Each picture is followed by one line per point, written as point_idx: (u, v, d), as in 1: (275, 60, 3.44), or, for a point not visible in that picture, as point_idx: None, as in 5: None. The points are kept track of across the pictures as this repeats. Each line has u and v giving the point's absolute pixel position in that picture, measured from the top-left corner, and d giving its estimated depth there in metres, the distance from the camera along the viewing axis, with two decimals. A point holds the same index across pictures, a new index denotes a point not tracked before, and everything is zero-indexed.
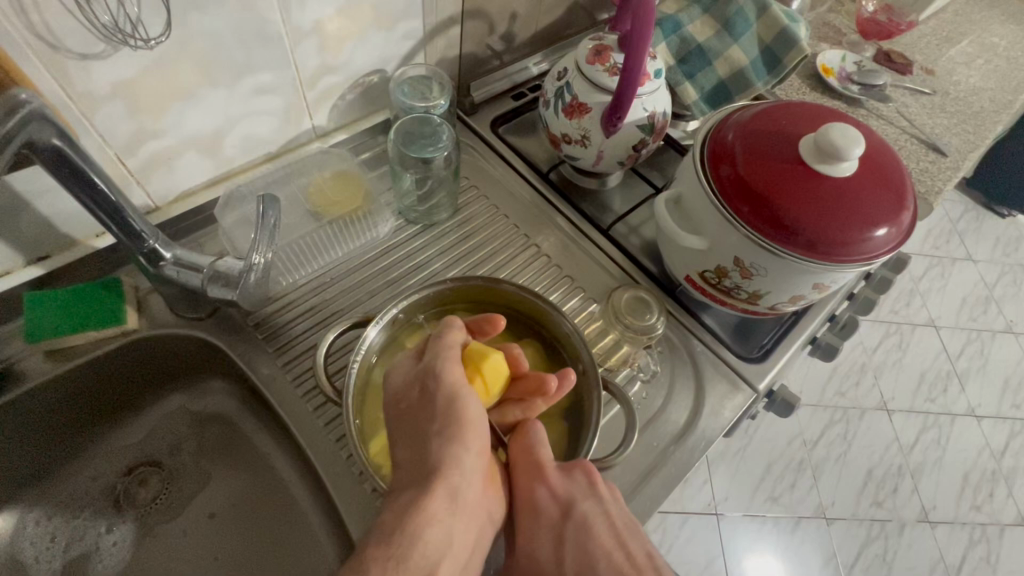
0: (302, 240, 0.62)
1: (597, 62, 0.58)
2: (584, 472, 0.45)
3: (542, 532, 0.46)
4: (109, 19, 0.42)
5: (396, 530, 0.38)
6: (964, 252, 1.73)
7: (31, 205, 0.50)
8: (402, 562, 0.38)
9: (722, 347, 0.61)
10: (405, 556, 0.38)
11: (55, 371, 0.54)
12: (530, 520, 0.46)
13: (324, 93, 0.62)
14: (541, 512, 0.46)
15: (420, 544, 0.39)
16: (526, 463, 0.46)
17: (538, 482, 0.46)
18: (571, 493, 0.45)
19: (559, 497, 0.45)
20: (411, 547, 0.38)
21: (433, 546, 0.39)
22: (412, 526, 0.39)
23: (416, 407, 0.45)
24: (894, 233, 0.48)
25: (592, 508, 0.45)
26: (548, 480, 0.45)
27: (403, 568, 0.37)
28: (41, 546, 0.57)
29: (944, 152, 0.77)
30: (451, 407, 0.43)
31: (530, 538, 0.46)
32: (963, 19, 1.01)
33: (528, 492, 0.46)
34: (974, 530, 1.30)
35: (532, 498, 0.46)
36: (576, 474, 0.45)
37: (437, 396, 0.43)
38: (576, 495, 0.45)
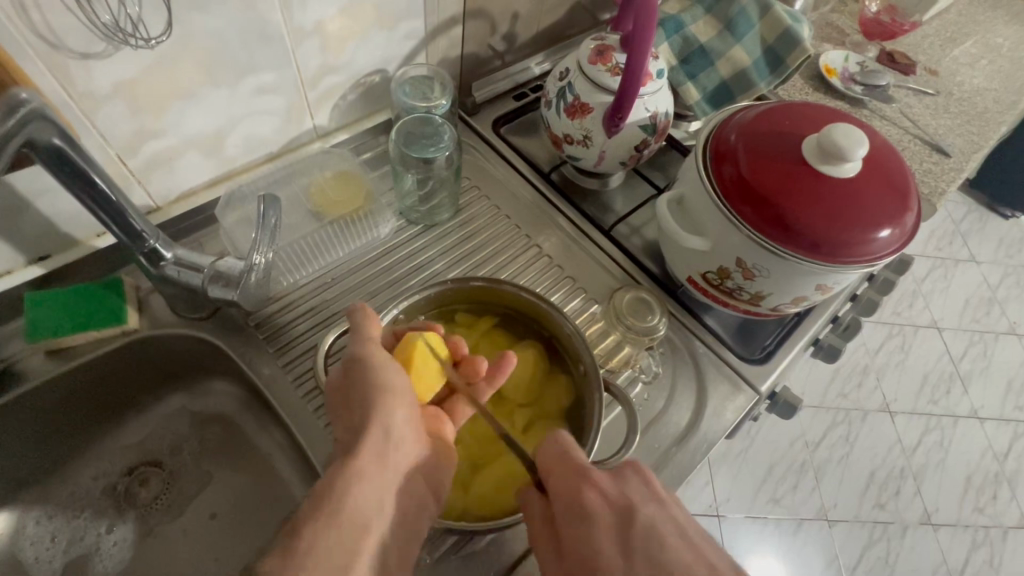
0: (303, 240, 0.61)
1: (599, 63, 0.58)
2: (636, 471, 0.42)
3: (600, 543, 0.38)
4: (109, 18, 0.42)
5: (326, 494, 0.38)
6: (967, 253, 1.72)
7: (31, 204, 0.50)
8: (334, 518, 0.37)
9: (725, 349, 0.61)
10: (336, 513, 0.38)
11: (56, 370, 0.54)
12: (583, 532, 0.39)
13: (326, 93, 0.62)
14: (594, 518, 0.39)
15: (349, 500, 0.39)
16: (561, 465, 0.42)
17: (586, 484, 0.40)
18: (629, 496, 0.40)
19: (613, 500, 0.40)
20: (343, 501, 0.38)
21: (364, 504, 0.39)
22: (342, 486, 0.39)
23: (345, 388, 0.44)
24: (898, 234, 0.48)
25: (653, 513, 0.39)
26: (596, 479, 0.41)
27: (335, 523, 0.37)
28: (41, 547, 0.57)
29: (948, 153, 0.76)
30: (378, 380, 0.44)
31: (585, 556, 0.38)
32: (967, 19, 1.01)
33: (577, 499, 0.40)
34: (978, 532, 1.30)
35: (584, 503, 0.40)
36: (635, 478, 0.41)
37: (366, 375, 0.44)
38: (635, 498, 0.40)
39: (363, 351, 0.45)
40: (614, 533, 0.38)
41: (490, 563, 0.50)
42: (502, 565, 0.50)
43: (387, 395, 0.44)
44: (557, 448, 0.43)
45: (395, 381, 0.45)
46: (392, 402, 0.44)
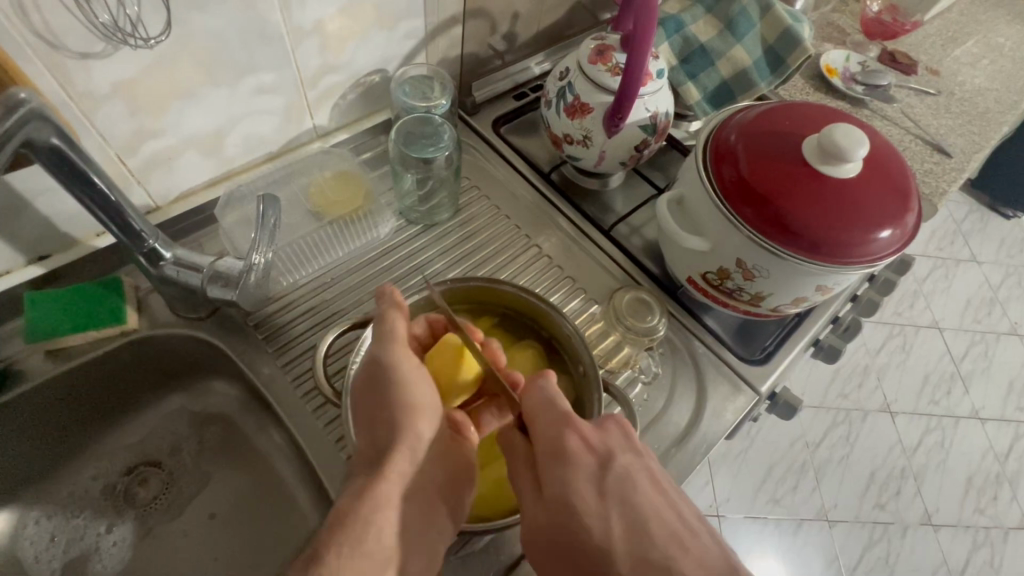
0: (302, 240, 0.61)
1: (599, 62, 0.58)
2: (616, 422, 0.44)
3: (580, 485, 0.40)
4: (108, 18, 0.42)
5: (349, 518, 0.40)
6: (968, 253, 1.72)
7: (31, 204, 0.50)
8: (358, 545, 0.39)
9: (725, 349, 0.60)
10: (362, 542, 0.39)
11: (55, 370, 0.54)
12: (559, 469, 0.41)
13: (325, 92, 0.62)
14: (571, 459, 0.41)
15: (374, 526, 0.40)
16: (548, 412, 0.43)
17: (569, 429, 0.42)
18: (608, 445, 0.43)
19: (595, 447, 0.42)
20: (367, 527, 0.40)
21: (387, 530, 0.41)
22: (367, 511, 0.40)
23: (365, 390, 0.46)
24: (898, 234, 0.48)
25: (629, 461, 0.42)
26: (580, 427, 0.42)
27: (359, 551, 0.39)
28: (40, 546, 0.57)
29: (949, 153, 0.76)
30: (406, 400, 0.45)
31: (563, 492, 0.40)
32: (969, 19, 1.01)
33: (558, 439, 0.42)
34: (978, 533, 1.30)
35: (563, 444, 0.41)
36: (610, 427, 0.44)
37: (388, 384, 0.45)
38: (613, 447, 0.43)
39: (393, 355, 0.46)
40: (593, 476, 0.41)
41: (490, 563, 0.49)
42: (502, 565, 0.50)
43: (411, 413, 0.45)
44: (546, 398, 0.44)
45: (418, 397, 0.46)
46: (416, 424, 0.45)
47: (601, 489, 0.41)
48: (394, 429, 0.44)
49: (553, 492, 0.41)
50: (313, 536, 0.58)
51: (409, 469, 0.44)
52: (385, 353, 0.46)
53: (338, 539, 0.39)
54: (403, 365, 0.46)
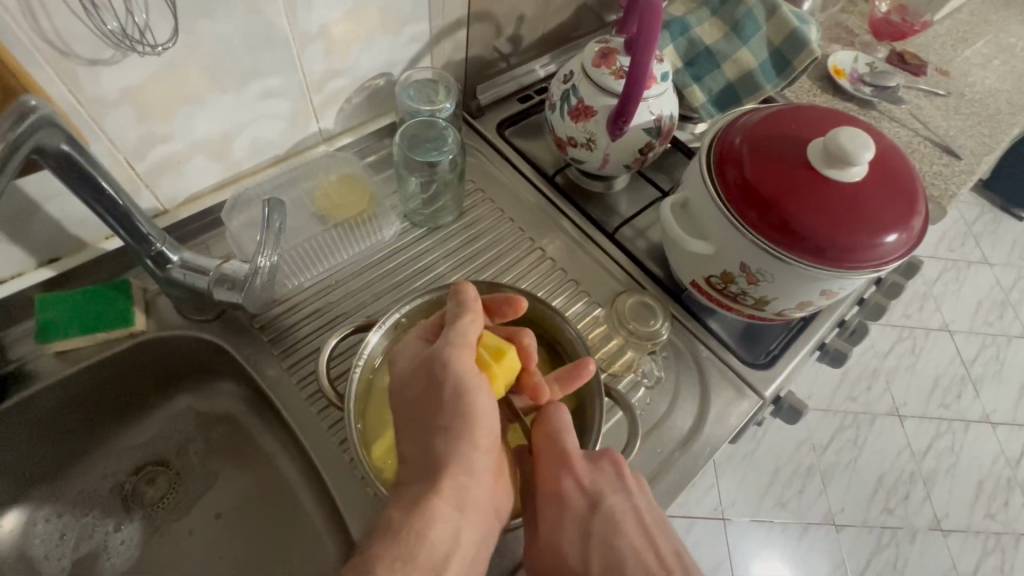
0: (309, 242, 0.62)
1: (603, 65, 0.58)
2: (612, 463, 0.46)
3: (566, 525, 0.45)
4: (116, 25, 0.43)
5: (401, 532, 0.40)
6: (980, 255, 1.70)
7: (42, 208, 0.51)
8: (408, 562, 0.39)
9: (729, 353, 0.60)
10: (413, 556, 0.39)
11: (65, 371, 0.54)
12: (554, 510, 0.46)
13: (331, 96, 0.62)
14: (566, 503, 0.45)
15: (426, 544, 0.40)
16: (550, 450, 0.45)
17: (566, 472, 0.45)
18: (600, 485, 0.45)
19: (588, 489, 0.45)
20: (416, 546, 0.40)
21: (439, 546, 0.40)
22: (418, 523, 0.40)
23: (422, 396, 0.45)
24: (904, 239, 0.48)
25: (614, 500, 0.45)
26: (574, 471, 0.45)
27: (409, 568, 0.39)
28: (51, 545, 0.58)
29: (958, 156, 0.75)
30: (463, 407, 0.43)
31: (554, 529, 0.45)
32: (980, 19, 0.99)
33: (554, 482, 0.45)
34: (988, 539, 1.28)
35: (558, 488, 0.45)
36: (605, 465, 0.46)
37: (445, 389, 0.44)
38: (604, 487, 0.45)
39: (461, 363, 0.44)
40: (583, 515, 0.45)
41: (493, 564, 0.50)
42: (504, 569, 0.50)
43: (467, 420, 0.43)
44: (551, 430, 0.46)
45: (480, 404, 0.44)
46: (475, 435, 0.43)
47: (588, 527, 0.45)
48: (449, 436, 0.43)
49: (547, 528, 0.46)
50: (318, 538, 0.58)
51: (466, 479, 0.43)
52: (450, 357, 0.44)
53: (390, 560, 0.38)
54: (473, 380, 0.44)
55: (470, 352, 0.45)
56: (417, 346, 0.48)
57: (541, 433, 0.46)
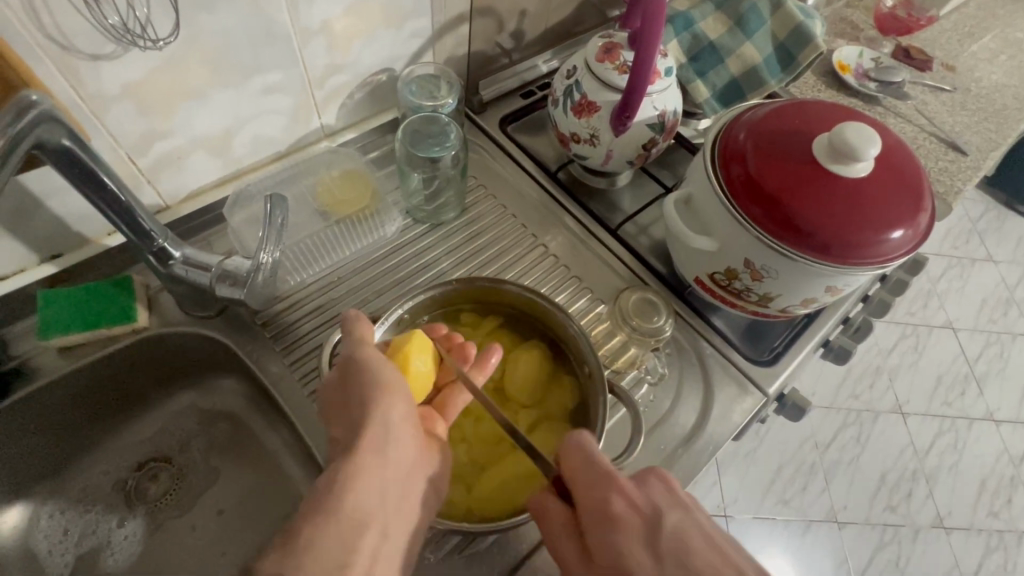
0: (310, 239, 0.62)
1: (607, 60, 0.58)
2: (660, 479, 0.42)
3: (628, 545, 0.38)
4: (117, 19, 0.42)
5: (323, 493, 0.39)
6: (985, 252, 1.69)
7: (44, 204, 0.51)
8: (332, 516, 0.38)
9: (732, 350, 0.60)
10: (333, 509, 0.38)
11: (68, 368, 0.54)
12: (606, 533, 0.39)
13: (333, 92, 0.62)
14: (620, 522, 0.39)
15: (348, 500, 0.39)
16: (585, 469, 0.41)
17: (612, 487, 0.41)
18: (653, 502, 0.41)
19: (640, 505, 0.40)
20: (339, 503, 0.38)
21: (363, 504, 0.39)
22: (340, 484, 0.39)
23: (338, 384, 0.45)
24: (910, 235, 0.47)
25: (674, 514, 0.40)
26: (623, 485, 0.41)
27: (332, 522, 0.37)
28: (54, 540, 0.58)
29: (964, 152, 0.75)
30: (373, 373, 0.43)
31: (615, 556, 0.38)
32: (986, 13, 0.99)
33: (601, 505, 0.40)
34: (991, 537, 1.28)
35: (607, 508, 0.40)
36: (650, 478, 0.42)
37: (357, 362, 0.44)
38: (660, 505, 0.40)
39: (367, 354, 0.44)
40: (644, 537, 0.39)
41: (495, 562, 0.50)
42: (506, 566, 0.50)
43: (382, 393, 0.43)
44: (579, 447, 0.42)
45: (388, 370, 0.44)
46: (392, 408, 0.43)
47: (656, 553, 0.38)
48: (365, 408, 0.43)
49: (605, 556, 0.39)
50: None
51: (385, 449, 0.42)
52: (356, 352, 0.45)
53: (311, 524, 0.37)
54: (378, 365, 0.44)
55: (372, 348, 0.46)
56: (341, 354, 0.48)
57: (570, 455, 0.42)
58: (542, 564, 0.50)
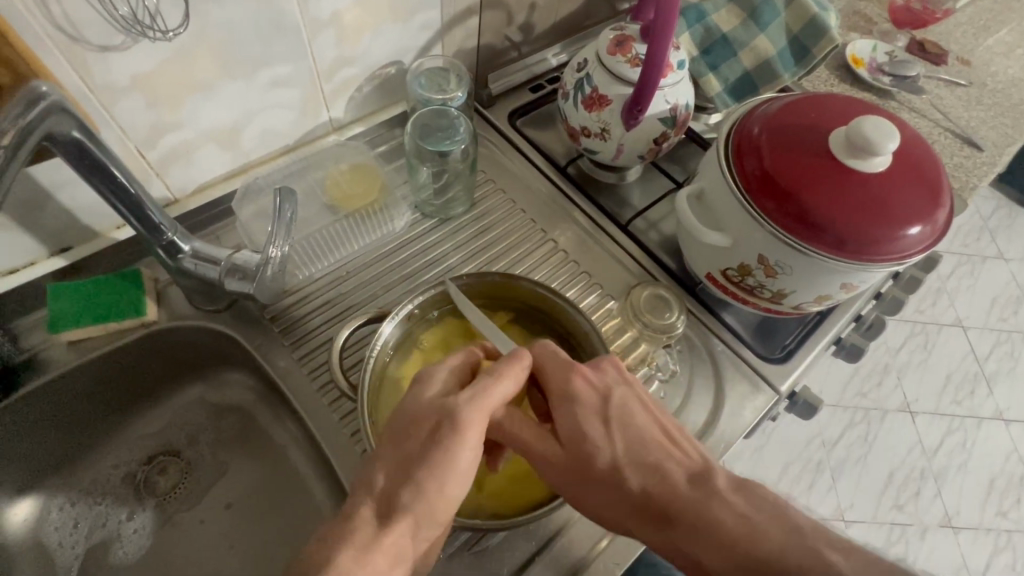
0: (322, 232, 0.62)
1: (618, 53, 0.57)
2: (613, 365, 0.47)
3: (585, 417, 0.44)
4: (127, 10, 0.42)
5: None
6: (996, 250, 1.68)
7: (53, 197, 0.51)
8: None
9: (743, 346, 0.59)
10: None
11: (77, 361, 0.54)
12: (567, 408, 0.45)
13: (342, 85, 0.62)
14: (577, 397, 0.45)
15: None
16: (556, 365, 0.46)
17: (573, 372, 0.46)
18: (606, 383, 0.46)
19: (597, 384, 0.46)
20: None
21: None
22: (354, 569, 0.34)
23: (423, 442, 0.40)
24: (928, 232, 0.47)
25: (626, 396, 0.46)
26: (583, 369, 0.46)
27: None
28: (64, 532, 0.58)
29: (980, 147, 0.74)
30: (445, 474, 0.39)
31: (574, 427, 0.44)
32: (1003, 6, 0.97)
33: (564, 382, 0.45)
34: (999, 536, 1.27)
35: (568, 387, 0.45)
36: (606, 368, 0.47)
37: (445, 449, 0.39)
38: (611, 384, 0.46)
39: (459, 451, 0.40)
40: (598, 411, 0.45)
41: (503, 560, 0.49)
42: (514, 564, 0.49)
43: (440, 487, 0.39)
44: (561, 361, 0.46)
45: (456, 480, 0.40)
46: (437, 509, 0.39)
47: (605, 421, 0.45)
48: (418, 493, 0.38)
49: (567, 425, 0.45)
50: None
51: (409, 545, 0.38)
52: (467, 423, 0.40)
53: None
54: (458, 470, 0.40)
55: (484, 423, 0.41)
56: (445, 388, 0.43)
57: (541, 354, 0.47)
58: (552, 561, 0.50)
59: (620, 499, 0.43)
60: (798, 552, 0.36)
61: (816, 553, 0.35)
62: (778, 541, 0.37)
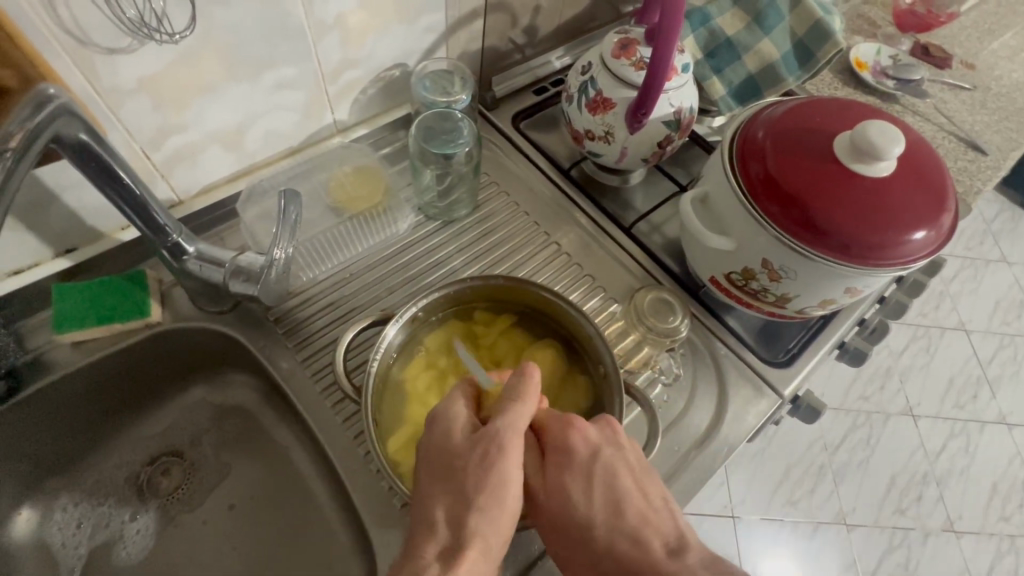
0: (325, 235, 0.62)
1: (623, 57, 0.57)
2: (608, 424, 0.45)
3: (569, 475, 0.44)
4: (134, 13, 0.42)
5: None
6: (999, 254, 1.67)
7: (59, 198, 0.51)
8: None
9: (745, 350, 0.59)
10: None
11: (83, 361, 0.54)
12: (556, 463, 0.44)
13: (346, 87, 0.62)
14: (568, 452, 0.44)
15: None
16: (555, 419, 0.45)
17: (568, 429, 0.44)
18: (600, 441, 0.44)
19: (588, 443, 0.44)
20: None
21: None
22: None
23: (478, 472, 0.40)
24: (933, 237, 0.46)
25: (617, 458, 0.44)
26: (579, 426, 0.44)
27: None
28: (68, 533, 0.58)
29: (984, 151, 0.74)
30: (501, 499, 0.40)
31: (559, 483, 0.44)
32: (1007, 10, 0.97)
33: (558, 437, 0.45)
34: (1001, 541, 1.27)
35: (561, 442, 0.44)
36: (604, 428, 0.45)
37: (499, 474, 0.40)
38: (602, 444, 0.44)
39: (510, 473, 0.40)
40: (585, 471, 0.43)
41: (506, 562, 0.49)
42: (517, 567, 0.49)
43: (501, 504, 0.40)
44: (561, 417, 0.45)
45: (513, 494, 0.40)
46: (505, 527, 0.39)
47: (590, 480, 0.43)
48: (482, 516, 0.39)
49: (553, 480, 0.44)
50: (331, 537, 0.58)
51: (484, 565, 0.38)
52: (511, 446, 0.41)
53: None
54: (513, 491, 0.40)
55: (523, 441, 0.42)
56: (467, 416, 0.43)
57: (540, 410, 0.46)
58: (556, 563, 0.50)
59: (588, 559, 0.43)
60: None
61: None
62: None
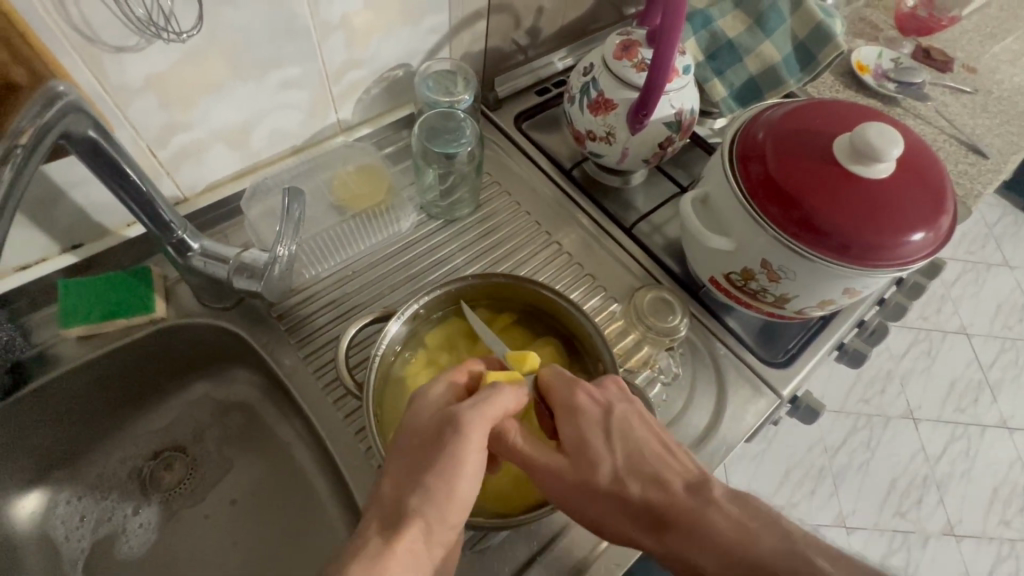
0: (328, 232, 0.62)
1: (625, 58, 0.58)
2: (615, 384, 0.46)
3: (585, 431, 0.44)
4: (143, 12, 0.43)
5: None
6: (1000, 258, 1.67)
7: (67, 195, 0.51)
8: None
9: (746, 350, 0.60)
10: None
11: (88, 356, 0.55)
12: (567, 422, 0.44)
13: (349, 87, 0.62)
14: (579, 411, 0.44)
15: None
16: (558, 387, 0.46)
17: (576, 389, 0.45)
18: (608, 398, 0.45)
19: (599, 400, 0.45)
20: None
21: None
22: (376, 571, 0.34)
23: (431, 450, 0.39)
24: (930, 238, 0.47)
25: (631, 415, 0.45)
26: (585, 387, 0.45)
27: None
28: (71, 525, 0.58)
29: (985, 155, 0.74)
30: (448, 488, 0.38)
31: (578, 437, 0.44)
32: (1009, 14, 0.97)
33: (569, 400, 0.45)
34: (1002, 545, 1.27)
35: (572, 402, 0.45)
36: (608, 386, 0.46)
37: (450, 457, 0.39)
38: (612, 400, 0.45)
39: (465, 456, 0.39)
40: (600, 426, 0.44)
41: (505, 560, 0.50)
42: (516, 563, 0.50)
43: (449, 491, 0.38)
44: (565, 380, 0.46)
45: (466, 481, 0.39)
46: (449, 511, 0.38)
47: (606, 434, 0.43)
48: (426, 497, 0.38)
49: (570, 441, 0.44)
50: (330, 532, 0.58)
51: (421, 551, 0.37)
52: (473, 425, 0.40)
53: None
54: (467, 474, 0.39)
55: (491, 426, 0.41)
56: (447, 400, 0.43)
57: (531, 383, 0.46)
58: (553, 560, 0.50)
59: (622, 507, 0.42)
60: (785, 557, 0.36)
61: (804, 559, 0.36)
62: (769, 546, 0.37)
